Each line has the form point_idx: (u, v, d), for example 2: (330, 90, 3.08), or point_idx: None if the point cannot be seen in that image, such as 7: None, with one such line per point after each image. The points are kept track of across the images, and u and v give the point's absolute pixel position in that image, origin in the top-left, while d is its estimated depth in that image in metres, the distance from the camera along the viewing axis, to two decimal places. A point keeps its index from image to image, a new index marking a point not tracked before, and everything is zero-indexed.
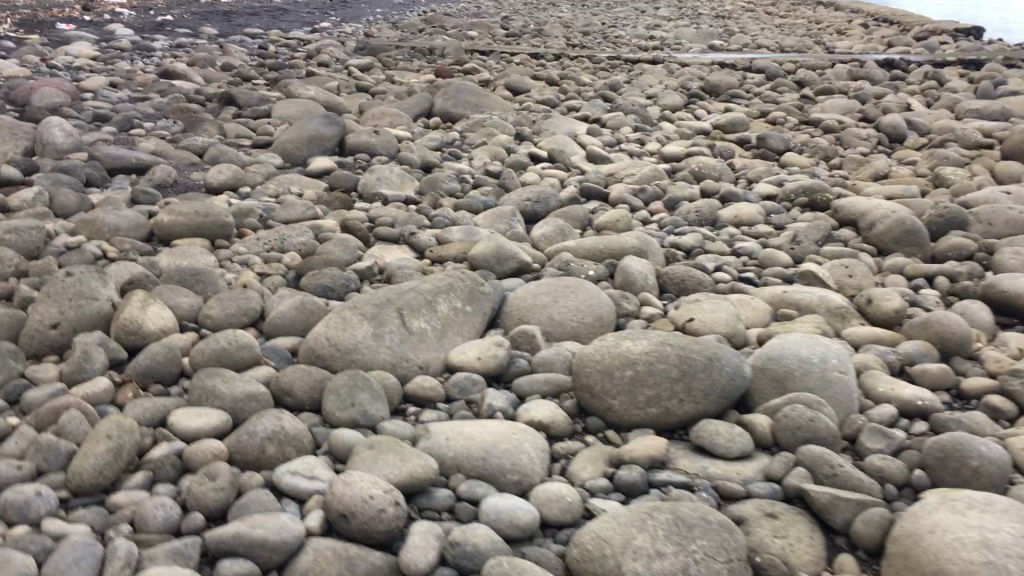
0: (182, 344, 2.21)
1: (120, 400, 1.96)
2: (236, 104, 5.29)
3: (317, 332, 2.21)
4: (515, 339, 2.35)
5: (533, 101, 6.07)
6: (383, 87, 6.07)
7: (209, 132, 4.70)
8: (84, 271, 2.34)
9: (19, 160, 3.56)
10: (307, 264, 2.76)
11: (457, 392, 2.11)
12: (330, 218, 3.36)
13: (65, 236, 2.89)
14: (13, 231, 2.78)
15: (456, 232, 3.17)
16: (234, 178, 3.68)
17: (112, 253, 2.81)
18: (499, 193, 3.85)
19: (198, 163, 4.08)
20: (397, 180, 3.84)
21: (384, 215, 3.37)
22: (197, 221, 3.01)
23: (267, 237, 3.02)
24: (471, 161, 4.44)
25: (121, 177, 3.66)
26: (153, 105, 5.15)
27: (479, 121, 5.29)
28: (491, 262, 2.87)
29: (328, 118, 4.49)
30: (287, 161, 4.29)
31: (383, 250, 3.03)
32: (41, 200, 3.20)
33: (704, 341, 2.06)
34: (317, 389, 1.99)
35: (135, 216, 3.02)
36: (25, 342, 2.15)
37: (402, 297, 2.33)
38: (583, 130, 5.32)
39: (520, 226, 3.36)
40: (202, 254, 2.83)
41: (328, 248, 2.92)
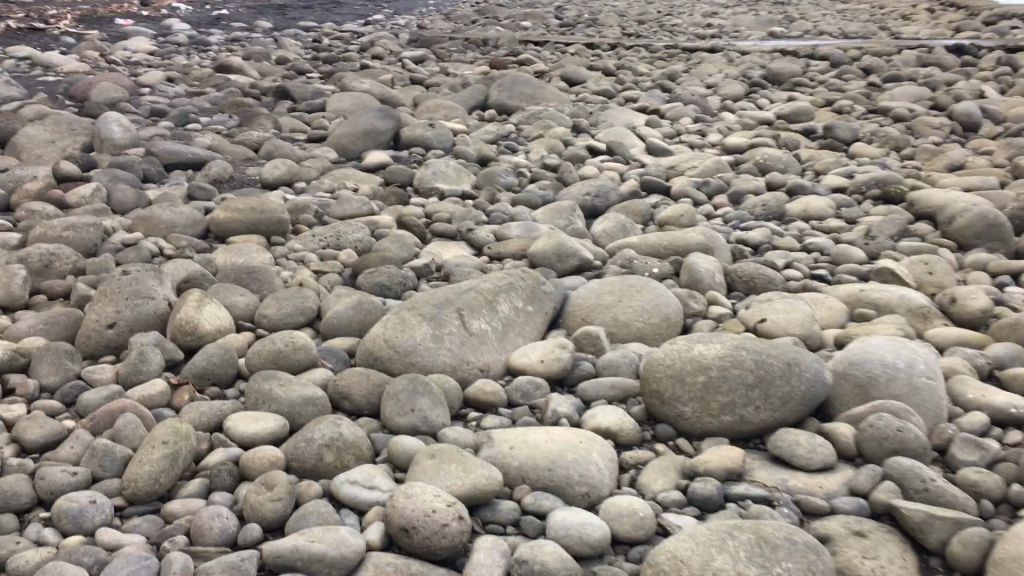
0: (239, 345, 2.16)
1: (176, 404, 1.91)
2: (291, 97, 5.27)
3: (375, 333, 2.14)
4: (579, 341, 2.26)
5: (589, 92, 5.97)
6: (437, 79, 6.01)
7: (264, 126, 4.67)
8: (141, 269, 2.31)
9: (77, 156, 3.56)
10: (364, 262, 2.70)
11: (520, 396, 2.03)
12: (387, 213, 3.31)
13: (122, 233, 2.87)
14: (71, 228, 2.76)
15: (515, 228, 3.09)
16: (290, 173, 3.65)
17: (169, 250, 2.78)
18: (558, 186, 3.75)
19: (254, 158, 4.05)
20: (454, 174, 3.77)
21: (441, 210, 3.30)
22: (254, 217, 2.97)
23: (324, 233, 2.97)
24: (528, 155, 4.36)
25: (177, 172, 3.65)
26: (209, 99, 5.15)
27: (535, 113, 5.20)
28: (551, 260, 2.79)
29: (383, 112, 4.43)
30: (342, 155, 4.24)
31: (440, 247, 2.96)
32: (99, 196, 3.19)
33: (782, 345, 1.96)
34: (376, 393, 1.93)
35: (192, 212, 2.99)
36: (81, 342, 2.12)
37: (462, 297, 2.26)
38: (641, 121, 5.21)
39: (580, 221, 3.27)
40: (258, 251, 2.79)
41: (385, 245, 2.86)
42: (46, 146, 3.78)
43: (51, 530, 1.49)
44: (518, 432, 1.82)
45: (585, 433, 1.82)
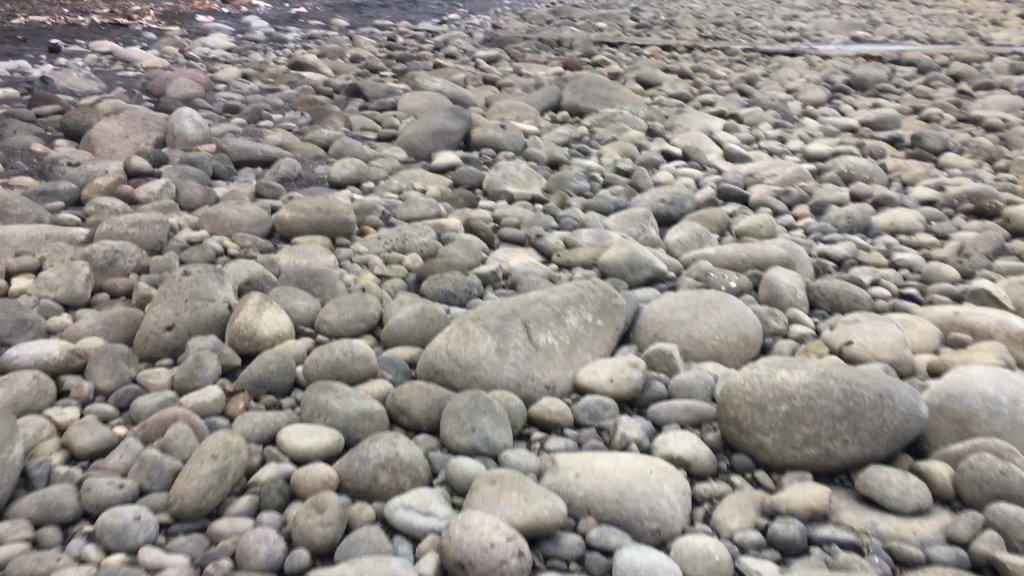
0: (297, 351, 2.09)
1: (230, 412, 1.85)
2: (364, 95, 5.24)
3: (437, 344, 2.05)
4: (651, 359, 2.14)
5: (666, 95, 5.82)
6: (511, 79, 5.93)
7: (335, 124, 4.64)
8: (203, 270, 2.26)
9: (149, 151, 3.56)
10: (429, 267, 2.62)
11: (587, 417, 1.92)
12: (454, 216, 3.22)
13: (188, 231, 2.84)
14: (137, 225, 2.74)
15: (585, 236, 2.98)
16: (358, 173, 3.59)
17: (233, 249, 2.74)
18: (631, 192, 3.63)
19: (323, 156, 4.01)
20: (524, 177, 3.68)
21: (510, 214, 3.20)
22: (319, 218, 2.92)
23: (389, 236, 2.89)
24: (601, 159, 4.24)
25: (246, 169, 3.62)
26: (282, 96, 5.15)
27: (609, 115, 5.08)
28: (623, 270, 2.67)
29: (454, 112, 4.36)
30: (412, 155, 4.18)
31: (508, 253, 2.87)
32: (167, 192, 3.17)
33: (873, 373, 1.82)
34: (436, 409, 1.84)
35: (258, 211, 2.94)
36: (139, 344, 2.08)
37: (529, 309, 2.16)
38: (719, 126, 5.05)
39: (654, 230, 3.14)
40: (322, 253, 2.73)
41: (451, 250, 2.77)
42: (119, 140, 3.80)
43: (94, 547, 1.44)
44: (584, 457, 1.71)
45: (656, 462, 1.70)
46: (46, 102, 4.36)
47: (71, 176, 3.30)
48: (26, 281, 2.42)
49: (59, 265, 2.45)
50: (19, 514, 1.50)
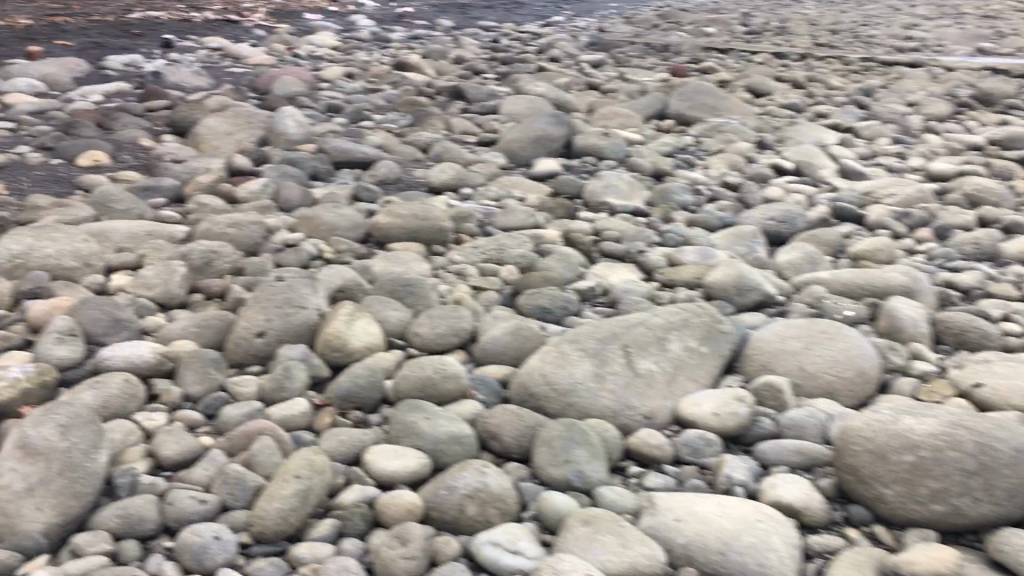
0: (387, 365, 2.03)
1: (317, 427, 1.80)
2: (466, 98, 5.19)
3: (531, 366, 1.96)
4: (758, 392, 2.00)
5: (776, 106, 5.61)
6: (615, 85, 5.81)
7: (436, 127, 4.60)
8: (296, 276, 2.22)
9: (251, 150, 3.56)
10: (525, 280, 2.53)
11: (688, 453, 1.80)
12: (552, 227, 3.13)
13: (284, 233, 2.82)
14: (235, 226, 2.72)
15: (690, 253, 2.85)
16: (456, 178, 3.53)
17: (328, 254, 2.70)
18: (739, 208, 3.51)
19: (422, 159, 3.97)
20: (626, 189, 3.57)
21: (611, 227, 3.10)
22: (416, 225, 2.86)
23: (486, 246, 2.82)
24: (706, 172, 4.10)
25: (345, 171, 3.60)
26: (385, 97, 5.14)
27: (716, 126, 4.92)
28: (730, 293, 2.53)
29: (556, 118, 4.27)
30: (511, 161, 4.11)
31: (607, 268, 2.76)
32: (266, 192, 3.16)
33: (1011, 425, 1.64)
34: (528, 435, 1.74)
35: (355, 216, 2.90)
36: (229, 350, 2.04)
37: (629, 333, 2.04)
38: (832, 140, 4.84)
39: (763, 250, 3.00)
40: (417, 262, 2.67)
41: (549, 263, 2.68)
42: (223, 138, 3.82)
43: (172, 565, 1.40)
44: (681, 501, 1.58)
45: (763, 508, 1.57)
46: (156, 97, 4.44)
47: (175, 173, 3.33)
48: (124, 278, 2.42)
49: (157, 264, 2.44)
50: (100, 525, 1.46)
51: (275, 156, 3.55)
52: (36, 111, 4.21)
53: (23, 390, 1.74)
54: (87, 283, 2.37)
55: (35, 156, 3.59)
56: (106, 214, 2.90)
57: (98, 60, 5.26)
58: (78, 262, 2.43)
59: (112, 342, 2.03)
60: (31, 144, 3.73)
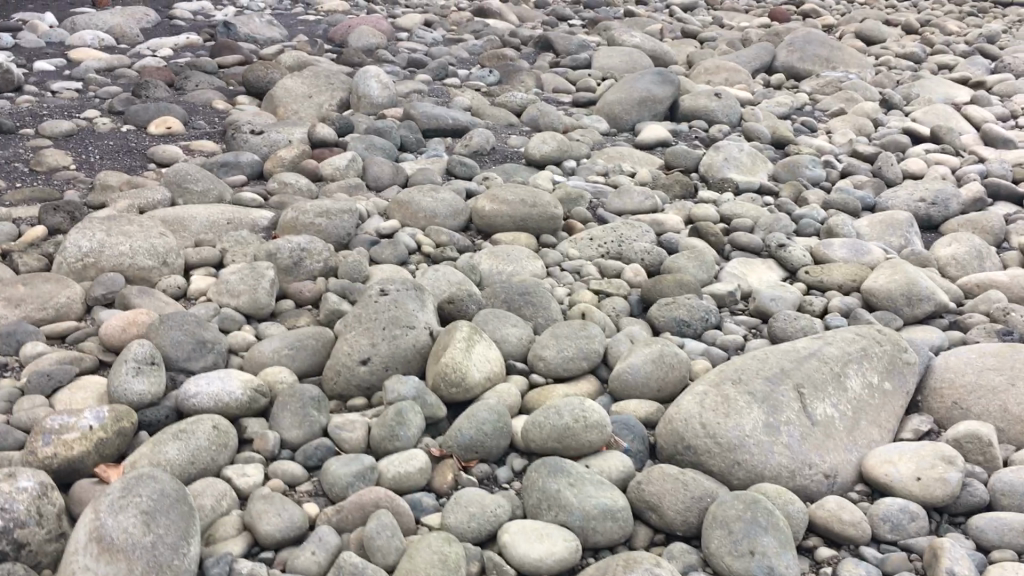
0: (512, 401, 1.74)
1: (437, 487, 1.52)
2: (554, 50, 4.79)
3: (687, 408, 1.64)
4: (960, 443, 1.66)
5: (892, 55, 5.12)
6: (714, 33, 5.33)
7: (526, 84, 4.23)
8: (402, 286, 1.92)
9: (334, 117, 3.26)
10: (657, 285, 2.21)
11: (889, 529, 1.48)
12: (673, 210, 2.80)
13: (378, 222, 2.52)
14: (324, 213, 2.43)
15: (839, 247, 2.50)
16: (560, 150, 3.18)
17: (428, 247, 2.40)
18: (878, 184, 3.15)
19: (516, 124, 3.62)
20: (749, 162, 3.20)
21: (741, 213, 2.75)
22: (524, 211, 2.54)
23: (603, 237, 2.50)
24: (830, 139, 3.71)
25: (436, 140, 3.28)
26: (467, 47, 4.76)
27: (833, 81, 4.46)
28: (897, 301, 2.19)
29: (661, 76, 3.87)
30: (613, 126, 3.75)
31: (744, 266, 2.44)
32: (354, 168, 2.86)
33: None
34: (696, 508, 1.43)
35: (455, 200, 2.59)
36: (329, 378, 1.77)
37: (801, 369, 1.71)
38: (963, 98, 4.37)
39: (919, 241, 2.66)
40: (529, 258, 2.36)
41: (680, 262, 2.36)
42: (302, 101, 3.51)
43: None
44: None
45: None
46: (227, 51, 4.13)
47: (254, 148, 3.04)
48: (205, 280, 2.15)
49: (243, 262, 2.17)
50: None
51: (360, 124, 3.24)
52: (103, 69, 3.94)
53: (98, 442, 1.48)
54: (165, 285, 2.10)
55: (104, 122, 3.32)
56: (183, 197, 2.62)
57: (164, 7, 4.95)
58: (154, 260, 2.15)
59: (197, 369, 1.76)
60: (100, 109, 3.47)
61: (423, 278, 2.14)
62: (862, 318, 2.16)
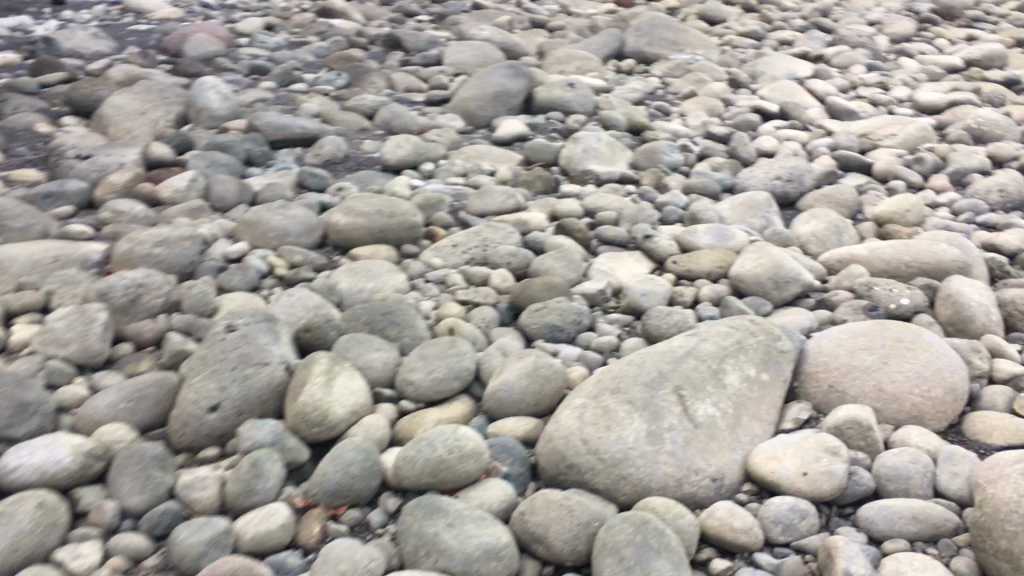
0: (381, 433, 1.62)
1: (303, 542, 1.40)
2: (403, 48, 4.63)
3: (566, 425, 1.57)
4: (841, 430, 1.63)
5: (735, 34, 5.20)
6: (563, 21, 5.27)
7: (376, 85, 4.07)
8: (252, 318, 1.75)
9: (171, 135, 3.05)
10: (525, 291, 2.13)
11: (781, 531, 1.43)
12: (536, 208, 2.72)
13: (225, 245, 2.34)
14: (163, 242, 2.24)
15: (704, 233, 2.47)
16: (415, 153, 3.07)
17: (282, 269, 2.25)
18: (735, 165, 3.16)
19: (368, 127, 3.47)
20: (607, 152, 3.16)
21: (605, 206, 2.69)
22: (381, 222, 2.41)
23: (467, 243, 2.41)
24: (684, 122, 3.72)
25: (284, 151, 3.10)
26: (312, 50, 4.55)
27: (682, 65, 4.48)
28: (765, 286, 2.18)
29: (514, 69, 3.80)
30: (468, 123, 3.65)
31: (612, 261, 2.38)
32: (195, 189, 2.68)
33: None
34: (583, 534, 1.35)
35: (306, 216, 2.44)
36: (175, 431, 1.61)
37: (679, 371, 1.67)
38: (806, 73, 4.45)
39: (779, 219, 2.66)
40: (391, 271, 2.24)
41: (547, 263, 2.29)
42: (135, 118, 3.26)
43: None
44: None
45: None
46: (50, 68, 3.81)
47: (82, 174, 2.79)
48: (29, 329, 1.93)
49: (72, 305, 1.96)
50: None
51: (201, 140, 3.03)
52: None
53: None
54: None
55: None
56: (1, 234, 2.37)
57: None
58: None
59: (20, 436, 1.56)
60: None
61: (277, 305, 1.99)
62: (733, 305, 2.13)
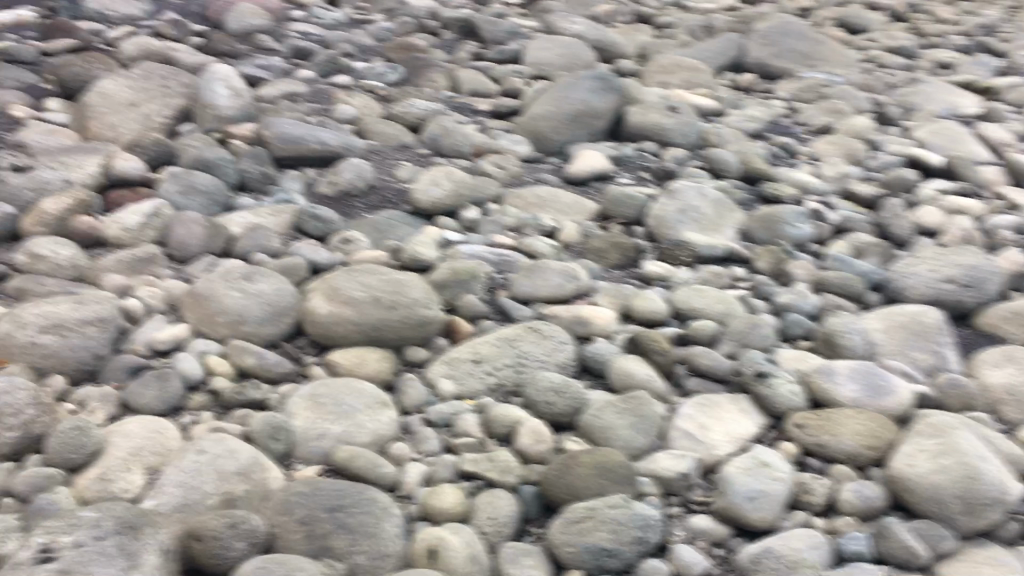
0: None
1: None
2: (479, 37, 3.81)
3: None
4: None
5: (881, 46, 4.23)
6: (673, 17, 4.36)
7: (435, 85, 3.37)
8: (95, 510, 1.13)
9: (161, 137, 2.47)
10: (561, 477, 1.37)
11: None
12: (604, 299, 1.96)
13: (153, 328, 1.69)
14: (70, 326, 1.58)
15: (846, 375, 1.66)
16: (456, 196, 2.34)
17: (223, 374, 1.59)
18: (886, 249, 2.32)
19: (411, 145, 2.84)
20: (713, 214, 2.36)
21: (703, 308, 1.91)
22: (378, 315, 1.70)
23: (499, 359, 1.67)
24: (815, 167, 2.88)
25: (292, 175, 2.47)
26: (371, 31, 3.81)
27: (816, 84, 3.59)
28: (949, 508, 1.39)
29: (603, 80, 2.99)
30: (539, 150, 2.89)
31: (707, 408, 1.60)
32: (154, 226, 2.07)
33: None
34: None
35: (280, 295, 1.74)
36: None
37: None
38: (973, 109, 3.49)
39: (956, 354, 1.86)
40: (374, 406, 1.51)
41: (605, 418, 1.52)
42: (123, 112, 2.63)
43: None
44: None
45: None
46: (60, 34, 3.18)
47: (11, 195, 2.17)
48: None
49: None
50: None
51: (194, 146, 2.46)
52: None
53: None
54: None
55: None
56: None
57: None
58: None
59: None
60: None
61: (203, 448, 1.34)
62: (896, 538, 1.35)
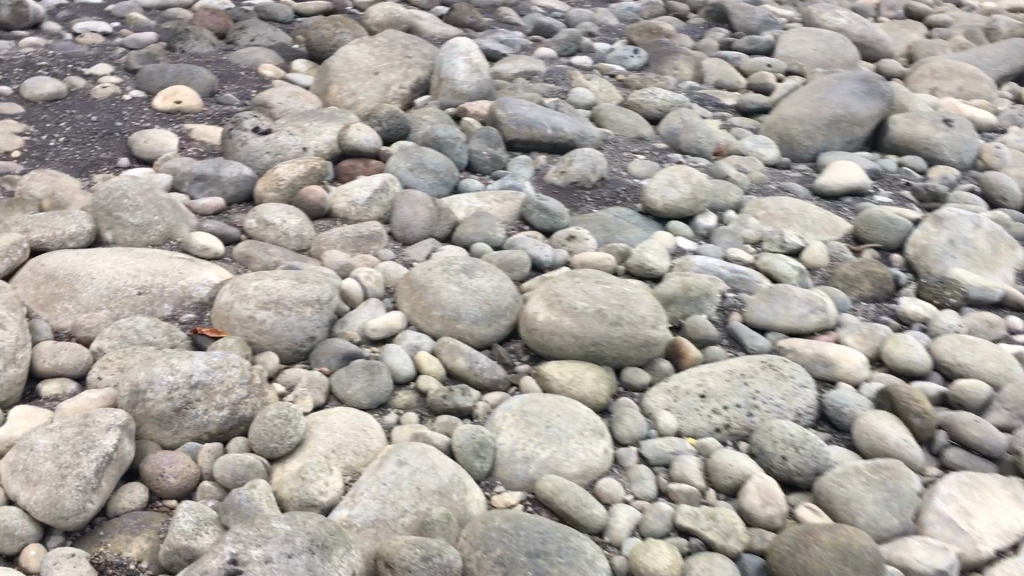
0: None
1: None
2: (730, 24, 3.57)
3: None
4: None
5: None
6: (950, 14, 3.92)
7: (678, 73, 3.17)
8: (289, 523, 1.07)
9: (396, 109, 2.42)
10: (794, 554, 1.18)
11: None
12: (853, 336, 1.74)
13: (369, 314, 1.64)
14: (285, 304, 1.54)
15: None
16: (694, 200, 2.15)
17: (432, 374, 1.51)
18: None
19: (648, 137, 2.67)
20: (989, 250, 2.05)
21: (973, 364, 1.64)
22: (599, 330, 1.56)
23: (728, 396, 1.50)
24: None
25: (522, 159, 2.36)
26: (616, 12, 3.65)
27: None
28: None
29: (868, 84, 2.71)
30: (786, 154, 2.64)
31: (973, 489, 1.36)
32: (381, 203, 2.02)
33: None
34: None
35: (498, 294, 1.64)
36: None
37: None
38: None
39: None
40: (586, 434, 1.38)
41: (848, 486, 1.31)
42: (364, 80, 2.61)
43: None
44: None
45: None
46: None
47: (252, 157, 2.19)
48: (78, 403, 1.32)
49: (98, 406, 1.31)
50: None
51: (428, 121, 2.41)
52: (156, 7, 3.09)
53: None
54: None
55: (109, 86, 2.52)
56: (111, 228, 1.80)
57: None
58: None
59: None
60: (116, 64, 2.66)
61: (403, 461, 1.26)
62: None
